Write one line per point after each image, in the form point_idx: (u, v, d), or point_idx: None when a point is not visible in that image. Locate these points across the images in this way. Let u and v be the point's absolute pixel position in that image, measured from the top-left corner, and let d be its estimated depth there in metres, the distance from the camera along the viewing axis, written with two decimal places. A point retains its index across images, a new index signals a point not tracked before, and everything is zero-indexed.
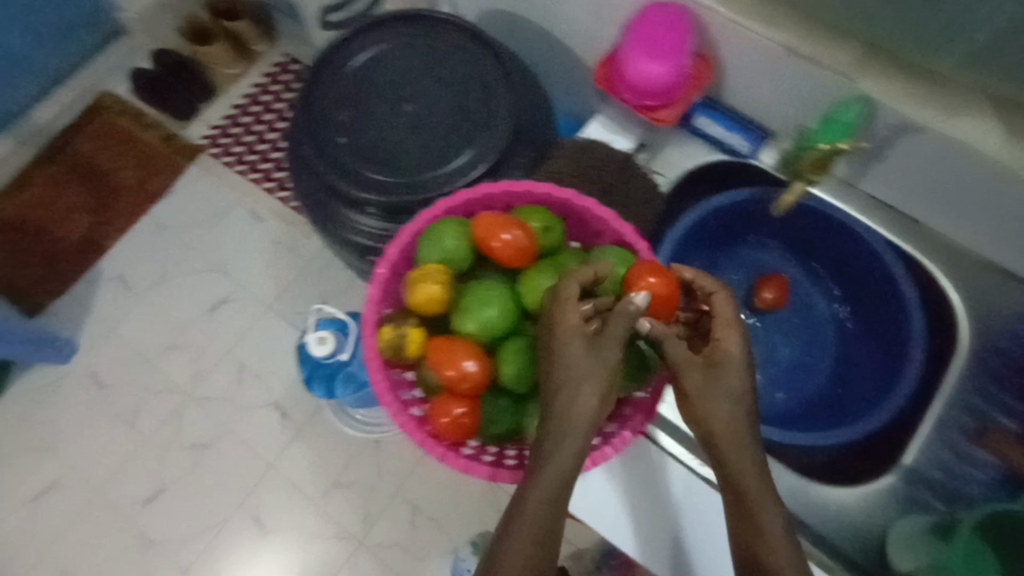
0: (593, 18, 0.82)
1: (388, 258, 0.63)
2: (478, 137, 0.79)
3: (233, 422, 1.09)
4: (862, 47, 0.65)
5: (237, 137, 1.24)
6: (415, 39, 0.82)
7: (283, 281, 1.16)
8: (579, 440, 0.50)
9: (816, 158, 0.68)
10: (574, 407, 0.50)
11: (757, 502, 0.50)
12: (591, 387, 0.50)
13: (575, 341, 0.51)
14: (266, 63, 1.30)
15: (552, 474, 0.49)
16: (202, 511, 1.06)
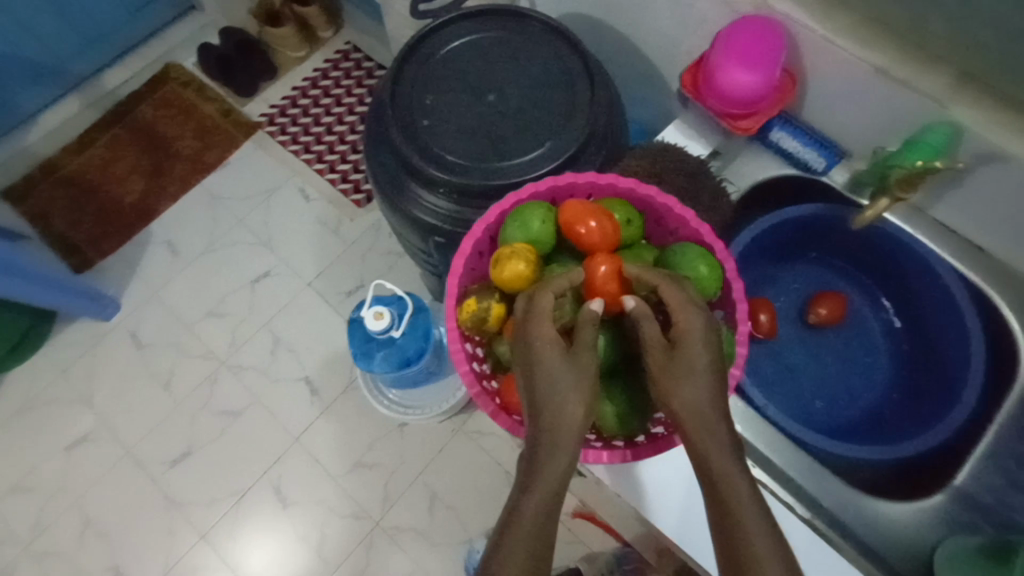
0: (678, 26, 0.83)
1: (473, 234, 0.62)
2: (553, 131, 0.82)
3: (265, 396, 1.25)
4: (955, 72, 0.65)
5: (319, 136, 1.42)
6: (505, 35, 0.87)
7: (324, 260, 1.33)
8: (572, 452, 0.47)
9: (905, 177, 0.68)
10: (561, 412, 0.48)
11: (737, 498, 0.45)
12: (550, 379, 0.49)
13: (551, 349, 0.50)
14: (329, 50, 1.51)
15: (546, 483, 0.46)
16: (239, 468, 1.21)
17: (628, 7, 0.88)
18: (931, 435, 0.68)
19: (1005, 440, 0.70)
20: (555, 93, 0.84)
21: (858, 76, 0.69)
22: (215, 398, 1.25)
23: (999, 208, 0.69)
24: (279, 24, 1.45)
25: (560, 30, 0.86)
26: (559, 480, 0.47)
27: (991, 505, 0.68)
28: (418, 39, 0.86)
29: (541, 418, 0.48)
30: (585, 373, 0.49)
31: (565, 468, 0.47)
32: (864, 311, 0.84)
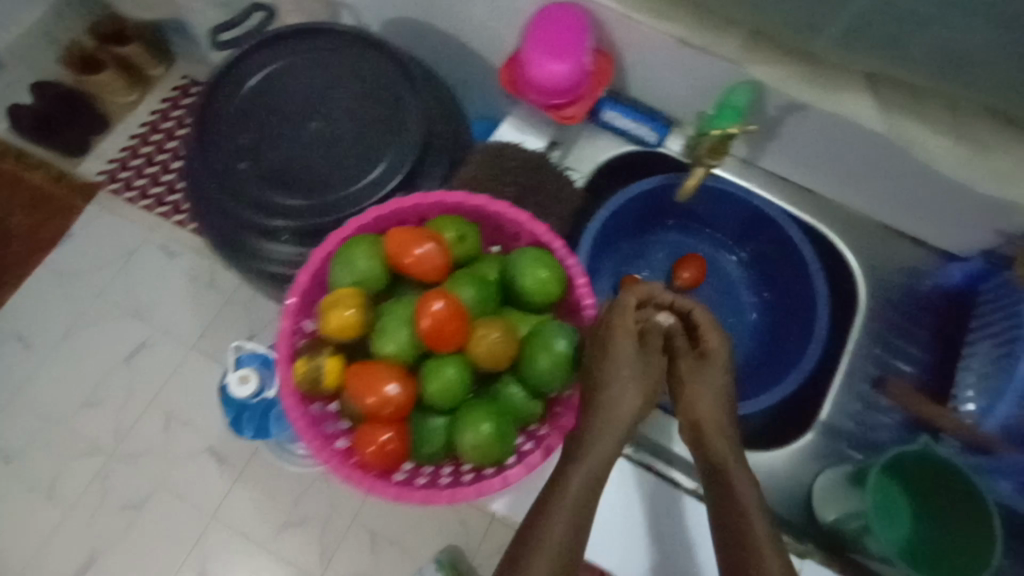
0: (495, 18, 0.81)
1: (297, 286, 0.58)
2: (385, 150, 0.78)
3: (165, 479, 1.13)
4: (746, 33, 0.65)
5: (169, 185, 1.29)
6: (313, 56, 0.80)
7: (202, 319, 1.22)
8: (613, 442, 0.53)
9: (711, 144, 0.71)
10: (618, 406, 0.53)
11: (739, 488, 0.53)
12: (638, 382, 0.54)
13: (627, 340, 0.55)
14: (164, 87, 1.37)
15: (592, 462, 0.52)
16: (150, 564, 1.10)
17: (445, 4, 0.84)
18: (797, 373, 0.71)
19: (858, 365, 0.73)
20: (382, 107, 0.79)
21: (665, 47, 0.70)
22: (110, 496, 1.12)
23: (812, 152, 0.73)
24: (100, 70, 1.30)
25: (371, 40, 0.80)
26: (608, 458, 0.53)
27: (855, 430, 0.71)
28: (218, 78, 0.79)
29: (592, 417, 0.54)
30: (636, 375, 0.54)
31: (611, 452, 0.53)
32: (724, 265, 0.87)
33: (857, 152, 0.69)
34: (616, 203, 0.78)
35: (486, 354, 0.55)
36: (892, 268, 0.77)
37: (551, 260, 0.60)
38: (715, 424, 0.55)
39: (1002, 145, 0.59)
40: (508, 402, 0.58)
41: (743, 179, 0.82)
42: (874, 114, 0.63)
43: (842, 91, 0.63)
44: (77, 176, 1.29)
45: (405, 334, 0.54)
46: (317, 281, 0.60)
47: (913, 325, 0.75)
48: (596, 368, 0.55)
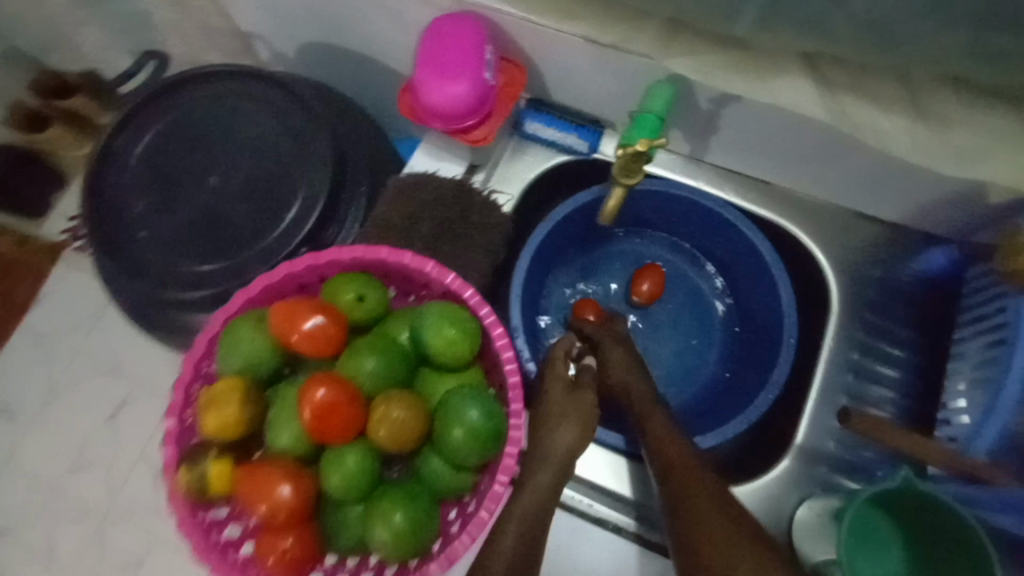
0: (397, 33, 0.73)
1: (182, 381, 0.53)
2: (289, 198, 0.71)
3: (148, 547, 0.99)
4: (661, 22, 0.55)
5: None
6: (208, 105, 0.75)
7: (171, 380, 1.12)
8: (551, 474, 0.54)
9: (630, 162, 0.60)
10: (551, 446, 0.55)
11: (721, 528, 0.48)
12: (571, 421, 0.56)
13: (557, 384, 0.59)
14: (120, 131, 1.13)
15: (528, 499, 0.52)
16: None
17: (343, 24, 0.76)
18: (764, 398, 0.63)
19: (835, 376, 0.65)
20: (284, 151, 0.72)
21: (574, 47, 0.62)
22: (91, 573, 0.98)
23: (759, 143, 0.64)
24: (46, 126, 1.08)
25: (263, 76, 0.74)
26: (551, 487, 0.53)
27: (839, 452, 0.62)
28: (103, 149, 0.73)
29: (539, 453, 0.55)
30: (563, 411, 0.57)
31: (551, 484, 0.53)
32: (684, 271, 0.77)
33: (807, 140, 0.61)
34: (548, 225, 0.70)
35: (387, 437, 0.49)
36: (865, 261, 0.68)
37: (460, 315, 0.53)
38: (678, 464, 0.54)
39: (970, 119, 0.50)
40: (428, 480, 0.52)
41: (688, 176, 0.73)
42: (817, 100, 0.54)
43: (777, 76, 0.55)
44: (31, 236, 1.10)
45: (295, 425, 0.49)
46: (208, 368, 0.56)
47: (892, 322, 0.67)
48: (538, 427, 0.57)
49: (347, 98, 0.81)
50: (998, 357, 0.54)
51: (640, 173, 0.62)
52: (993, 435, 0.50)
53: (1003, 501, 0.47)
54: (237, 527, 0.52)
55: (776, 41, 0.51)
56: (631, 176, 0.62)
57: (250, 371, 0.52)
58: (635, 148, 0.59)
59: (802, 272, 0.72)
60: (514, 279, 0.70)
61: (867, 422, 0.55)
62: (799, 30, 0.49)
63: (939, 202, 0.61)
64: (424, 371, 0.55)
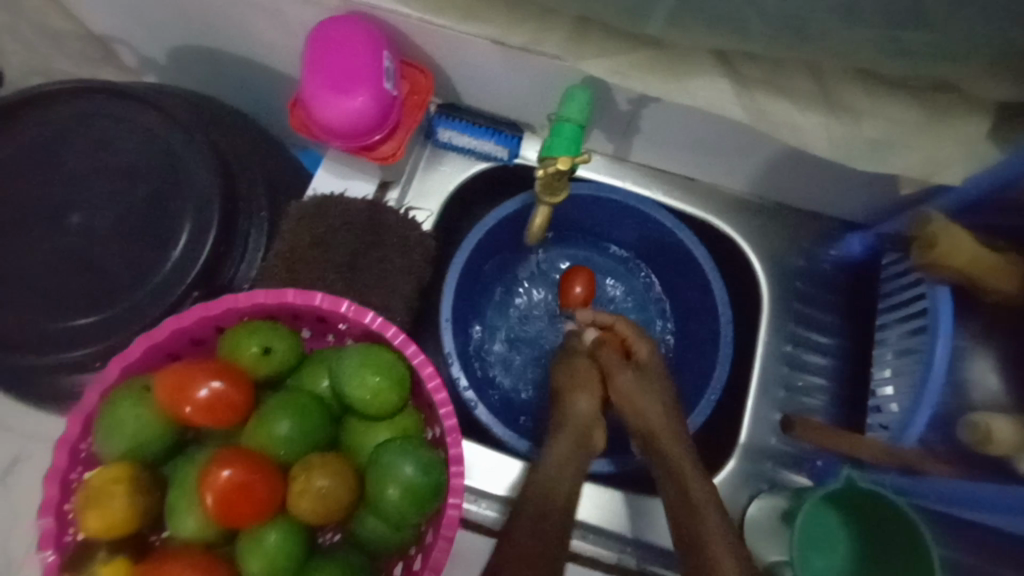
0: (282, 36, 0.65)
1: (55, 472, 0.45)
2: (168, 234, 0.61)
3: None
4: (571, 21, 0.52)
5: None
6: (59, 131, 0.64)
7: None
8: (574, 452, 0.58)
9: (548, 179, 0.57)
10: (574, 412, 0.61)
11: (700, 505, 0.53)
12: (588, 389, 0.62)
13: (582, 359, 0.64)
14: None
15: (552, 477, 0.56)
16: None
17: (221, 26, 0.67)
18: (708, 400, 0.64)
19: (771, 369, 0.66)
20: (162, 177, 0.62)
21: (482, 49, 0.57)
22: None
23: (683, 141, 0.63)
24: None
25: (130, 93, 0.64)
26: (567, 490, 0.55)
27: (780, 446, 0.64)
28: None
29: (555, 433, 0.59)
30: (588, 384, 0.62)
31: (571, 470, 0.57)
32: (620, 274, 0.75)
33: (728, 138, 0.59)
34: (474, 240, 0.65)
35: (308, 511, 0.42)
36: (789, 251, 0.69)
37: (383, 358, 0.48)
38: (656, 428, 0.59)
39: (881, 111, 0.50)
40: (367, 545, 0.46)
41: (615, 178, 0.71)
42: (735, 98, 0.52)
43: (695, 74, 0.52)
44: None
45: (198, 510, 0.42)
46: (87, 451, 0.47)
47: (818, 310, 0.69)
48: (566, 400, 0.61)
49: (232, 110, 0.72)
50: (919, 345, 0.57)
51: (564, 190, 0.59)
52: (924, 420, 0.52)
53: (944, 493, 0.50)
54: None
55: (690, 39, 0.48)
56: (556, 194, 0.60)
57: (139, 452, 0.44)
58: (552, 167, 0.56)
59: (731, 265, 0.73)
60: (444, 301, 0.65)
61: (807, 427, 0.60)
62: (714, 29, 0.46)
63: (854, 190, 0.62)
64: (349, 423, 0.49)
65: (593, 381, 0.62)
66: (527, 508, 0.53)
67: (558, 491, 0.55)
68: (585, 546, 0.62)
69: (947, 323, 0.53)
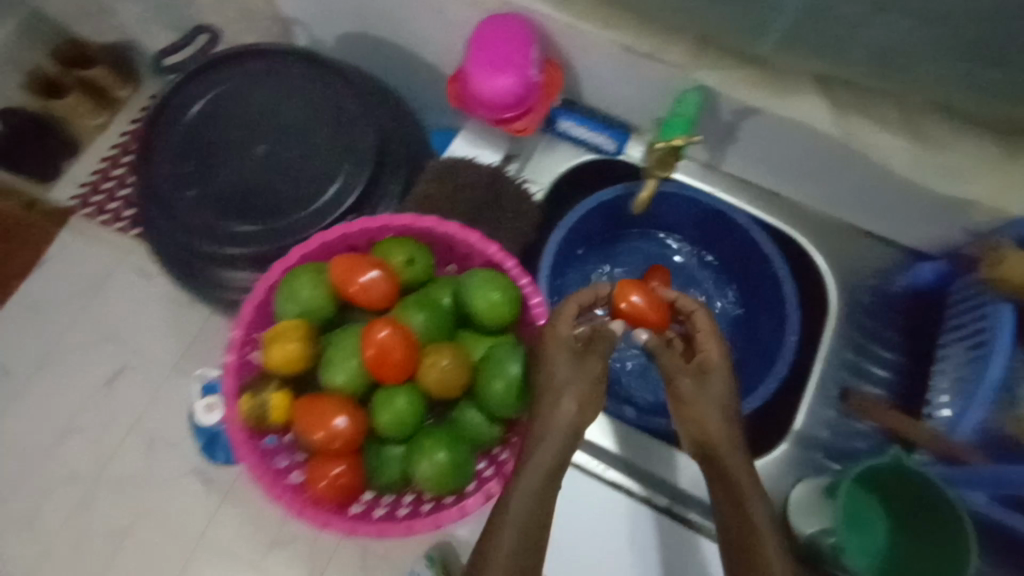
0: (445, 31, 0.79)
1: (242, 319, 0.57)
2: (341, 167, 0.76)
3: (88, 539, 1.07)
4: (694, 38, 0.64)
5: (89, 193, 1.28)
6: (259, 77, 0.79)
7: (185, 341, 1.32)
8: (562, 447, 0.51)
9: (662, 155, 0.68)
10: (554, 415, 0.51)
11: (759, 539, 0.53)
12: (580, 389, 0.51)
13: (563, 351, 0.52)
14: (129, 112, 1.35)
15: (531, 475, 0.50)
16: None
17: (394, 19, 0.82)
18: (766, 388, 0.69)
19: (832, 372, 0.71)
20: (334, 127, 0.77)
21: (612, 56, 0.68)
22: (43, 558, 1.06)
23: (773, 155, 0.71)
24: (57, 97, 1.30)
25: (318, 57, 0.79)
26: (547, 501, 0.50)
27: (830, 440, 0.69)
28: (161, 108, 0.77)
29: (530, 449, 0.51)
30: (583, 379, 0.51)
31: (559, 463, 0.51)
32: (694, 274, 0.84)
33: (814, 153, 0.68)
34: (576, 214, 0.75)
35: (436, 383, 0.53)
36: (860, 270, 0.75)
37: (503, 282, 0.58)
38: (715, 435, 0.57)
39: (960, 143, 0.58)
40: (469, 432, 0.56)
41: (707, 184, 0.79)
42: (827, 116, 0.61)
43: (795, 90, 0.62)
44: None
45: (350, 365, 0.53)
46: (265, 313, 0.59)
47: (885, 326, 0.73)
48: (540, 397, 0.52)
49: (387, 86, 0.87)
50: (976, 358, 0.62)
51: (673, 166, 0.69)
52: (974, 420, 0.58)
53: (971, 478, 0.55)
54: (299, 454, 0.57)
55: (793, 61, 0.58)
56: (665, 169, 0.70)
57: (309, 317, 0.56)
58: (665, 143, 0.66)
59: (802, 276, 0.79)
60: (542, 262, 0.75)
61: (865, 404, 0.67)
62: (814, 53, 0.55)
63: (929, 219, 0.69)
64: (465, 332, 0.60)
65: (583, 376, 0.51)
66: (515, 511, 0.49)
67: (546, 502, 0.50)
68: (639, 486, 0.65)
69: (1006, 337, 0.58)
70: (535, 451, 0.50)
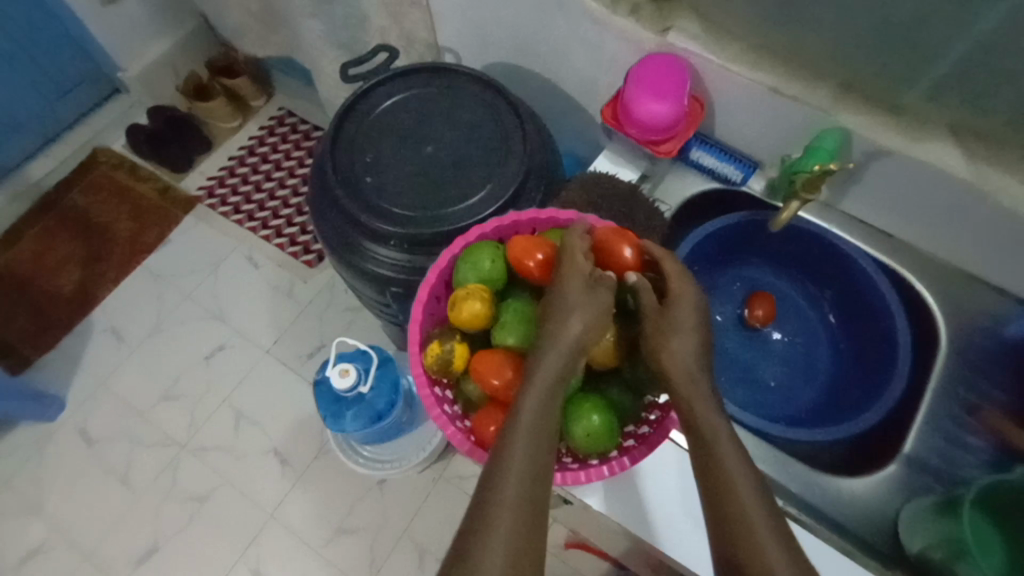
0: (594, 64, 0.90)
1: (428, 281, 0.66)
2: (496, 171, 0.86)
3: (230, 472, 1.31)
4: (836, 86, 0.72)
5: (248, 195, 1.55)
6: (434, 90, 0.91)
7: (283, 322, 1.43)
8: (547, 395, 0.53)
9: (809, 180, 0.73)
10: (545, 358, 0.55)
11: (729, 488, 0.48)
12: (563, 331, 0.55)
13: (575, 280, 0.58)
14: (263, 117, 1.65)
15: (518, 425, 0.51)
16: (211, 560, 1.25)
17: (547, 51, 0.94)
18: (878, 410, 0.74)
19: (942, 404, 0.75)
20: (493, 137, 0.89)
21: (754, 95, 0.77)
22: (179, 483, 1.31)
23: (894, 197, 0.77)
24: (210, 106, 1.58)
25: (485, 78, 0.91)
26: (535, 457, 0.50)
27: (940, 465, 0.72)
28: (349, 106, 0.90)
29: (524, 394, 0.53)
30: (564, 321, 0.56)
31: (544, 414, 0.52)
32: (801, 304, 0.89)
33: (940, 197, 0.73)
34: (703, 233, 0.83)
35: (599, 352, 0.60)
36: (972, 312, 0.78)
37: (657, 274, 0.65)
38: (677, 369, 0.54)
39: None
40: (615, 401, 0.64)
41: (822, 221, 0.85)
42: (961, 162, 0.68)
43: (930, 137, 0.69)
44: (180, 190, 1.57)
45: (523, 327, 0.61)
46: (443, 280, 0.68)
47: (999, 369, 0.76)
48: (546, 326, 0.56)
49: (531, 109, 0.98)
50: None
51: (819, 190, 0.74)
52: None
53: None
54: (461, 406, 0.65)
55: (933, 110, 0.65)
56: (811, 192, 0.74)
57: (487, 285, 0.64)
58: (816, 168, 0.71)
59: (911, 315, 0.83)
60: None
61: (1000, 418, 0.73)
62: None
63: None
64: None
65: (572, 307, 0.56)
66: (500, 462, 0.49)
67: (535, 452, 0.50)
68: None
69: None
70: (528, 399, 0.52)
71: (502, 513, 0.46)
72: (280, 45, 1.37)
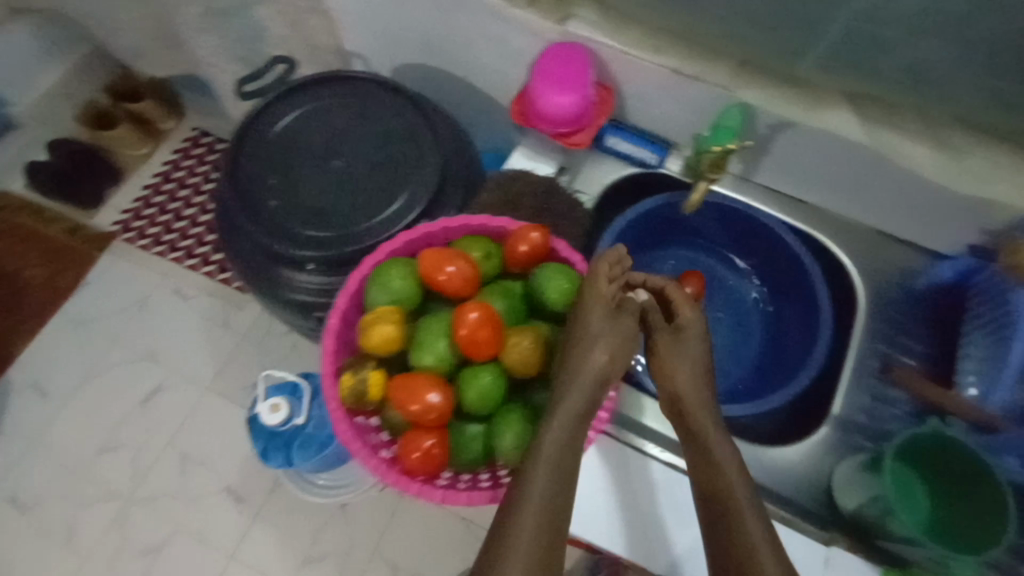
0: (500, 58, 0.88)
1: (338, 308, 0.63)
2: (410, 179, 0.83)
3: (181, 519, 1.24)
4: (734, 62, 0.72)
5: (166, 225, 1.46)
6: (336, 100, 0.87)
7: (221, 354, 1.36)
8: (574, 427, 0.55)
9: (712, 161, 0.73)
10: (567, 390, 0.56)
11: (733, 498, 0.53)
12: (588, 361, 0.57)
13: (597, 311, 0.59)
14: (175, 140, 1.54)
15: (543, 462, 0.53)
16: None
17: (453, 49, 0.91)
18: (806, 374, 0.74)
19: (864, 362, 0.76)
20: (403, 144, 0.85)
21: (659, 78, 0.76)
22: (128, 539, 1.23)
23: (804, 164, 0.78)
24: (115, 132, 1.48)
25: (388, 82, 0.87)
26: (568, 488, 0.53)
27: (868, 424, 0.74)
28: (247, 126, 0.85)
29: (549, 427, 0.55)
30: (583, 351, 0.57)
31: (562, 444, 0.54)
32: (730, 279, 0.90)
33: (845, 162, 0.75)
34: (624, 220, 0.82)
35: (519, 360, 0.59)
36: (886, 269, 0.81)
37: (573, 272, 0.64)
38: (687, 395, 0.58)
39: (979, 150, 0.65)
40: (544, 408, 0.62)
41: (741, 194, 0.86)
42: (859, 128, 0.68)
43: (829, 107, 0.69)
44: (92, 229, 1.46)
45: (440, 345, 0.59)
46: (355, 303, 0.65)
47: (914, 321, 0.79)
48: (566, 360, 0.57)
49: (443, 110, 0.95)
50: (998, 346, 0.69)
51: (723, 170, 0.75)
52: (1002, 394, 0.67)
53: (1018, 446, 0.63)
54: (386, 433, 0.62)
55: None
56: (716, 172, 0.74)
57: (400, 304, 0.62)
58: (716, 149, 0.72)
59: (832, 277, 0.85)
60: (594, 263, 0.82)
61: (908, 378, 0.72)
62: None
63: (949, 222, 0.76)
64: (536, 320, 0.66)
65: (589, 340, 0.58)
66: (518, 497, 0.51)
67: (564, 483, 0.52)
68: None
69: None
70: (552, 431, 0.54)
71: (522, 536, 0.49)
72: (179, 64, 1.29)
